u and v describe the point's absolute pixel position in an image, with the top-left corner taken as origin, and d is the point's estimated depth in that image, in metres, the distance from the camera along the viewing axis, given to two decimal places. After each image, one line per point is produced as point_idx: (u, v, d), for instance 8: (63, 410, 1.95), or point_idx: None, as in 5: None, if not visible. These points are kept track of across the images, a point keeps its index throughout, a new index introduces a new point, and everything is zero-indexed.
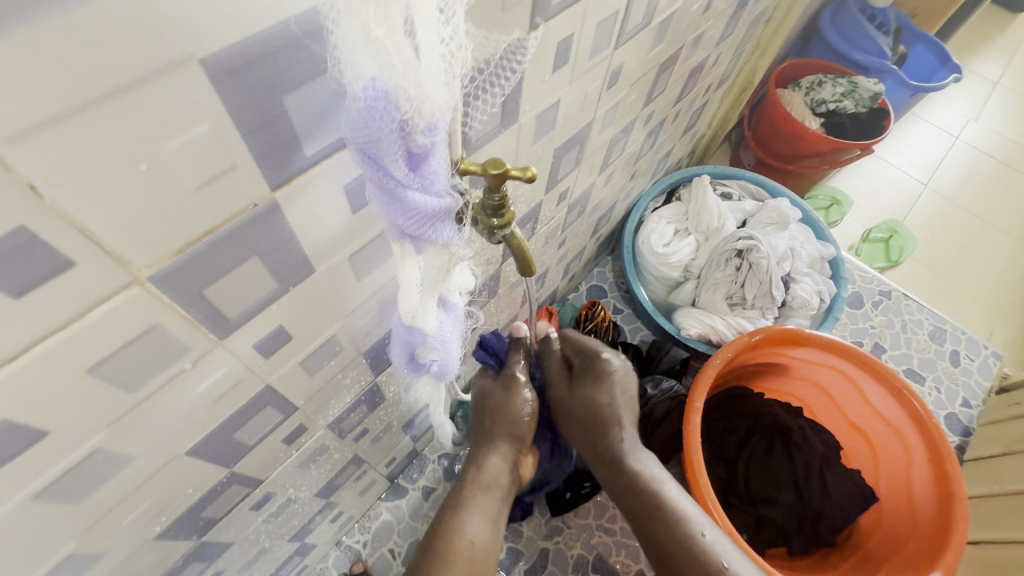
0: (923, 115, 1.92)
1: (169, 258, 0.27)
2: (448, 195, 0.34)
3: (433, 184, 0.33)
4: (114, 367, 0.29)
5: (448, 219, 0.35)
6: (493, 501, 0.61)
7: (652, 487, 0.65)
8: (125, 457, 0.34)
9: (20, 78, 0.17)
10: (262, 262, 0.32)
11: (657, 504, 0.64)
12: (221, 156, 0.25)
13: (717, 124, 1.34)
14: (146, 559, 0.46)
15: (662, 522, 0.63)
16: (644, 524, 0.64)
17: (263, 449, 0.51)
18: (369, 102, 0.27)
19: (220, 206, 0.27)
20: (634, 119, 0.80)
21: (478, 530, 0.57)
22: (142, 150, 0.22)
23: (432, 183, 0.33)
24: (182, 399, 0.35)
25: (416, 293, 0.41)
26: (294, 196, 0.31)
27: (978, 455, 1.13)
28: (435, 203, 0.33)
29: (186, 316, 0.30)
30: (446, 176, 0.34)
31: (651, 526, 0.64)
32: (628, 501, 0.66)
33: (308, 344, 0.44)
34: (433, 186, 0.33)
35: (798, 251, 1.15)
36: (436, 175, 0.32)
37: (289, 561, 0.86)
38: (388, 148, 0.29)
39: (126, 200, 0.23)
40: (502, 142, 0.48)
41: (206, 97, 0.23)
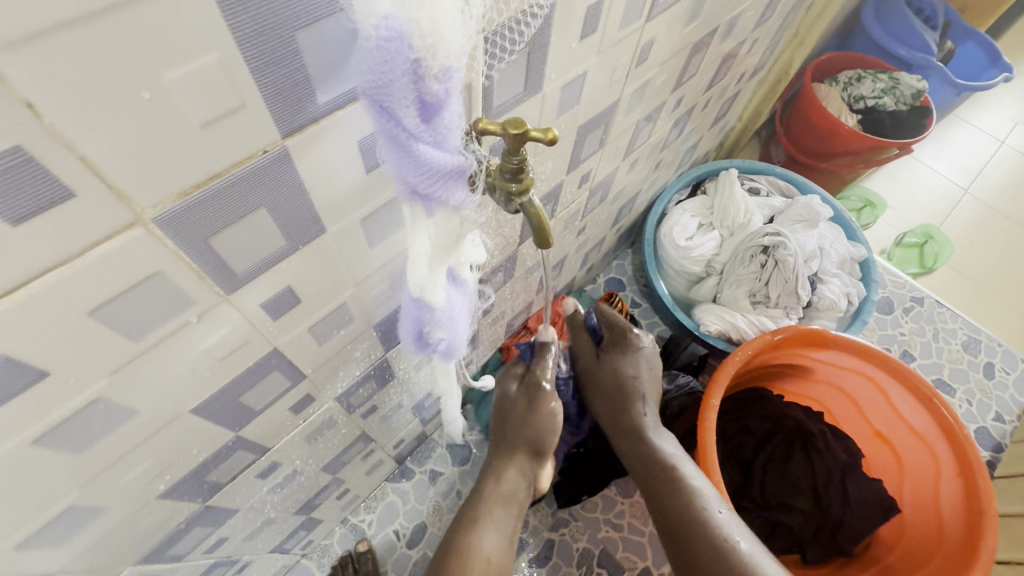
0: (966, 117, 1.84)
1: (174, 201, 0.26)
2: (462, 154, 0.33)
3: (447, 141, 0.31)
4: (116, 312, 0.28)
5: (461, 180, 0.33)
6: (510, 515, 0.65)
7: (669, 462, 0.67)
8: (127, 409, 0.34)
9: None
10: (271, 216, 0.32)
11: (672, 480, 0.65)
12: (228, 92, 0.24)
13: (748, 117, 1.30)
14: (149, 518, 0.46)
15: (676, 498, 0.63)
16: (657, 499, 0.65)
17: (269, 416, 0.50)
18: (380, 42, 0.25)
19: (227, 149, 0.26)
20: (662, 103, 0.77)
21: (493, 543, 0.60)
22: (145, 77, 0.21)
23: (446, 140, 0.31)
24: (185, 354, 0.34)
25: (424, 262, 0.40)
26: (305, 147, 0.30)
27: (1010, 472, 1.07)
28: (448, 161, 0.32)
29: (190, 265, 0.30)
30: (461, 134, 0.32)
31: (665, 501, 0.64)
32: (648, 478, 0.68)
33: (318, 310, 0.43)
34: (447, 143, 0.31)
35: (827, 251, 1.11)
36: (450, 130, 0.31)
37: (294, 535, 0.86)
38: (399, 94, 0.27)
39: (128, 130, 0.22)
40: (524, 111, 0.46)
41: (213, 24, 0.22)
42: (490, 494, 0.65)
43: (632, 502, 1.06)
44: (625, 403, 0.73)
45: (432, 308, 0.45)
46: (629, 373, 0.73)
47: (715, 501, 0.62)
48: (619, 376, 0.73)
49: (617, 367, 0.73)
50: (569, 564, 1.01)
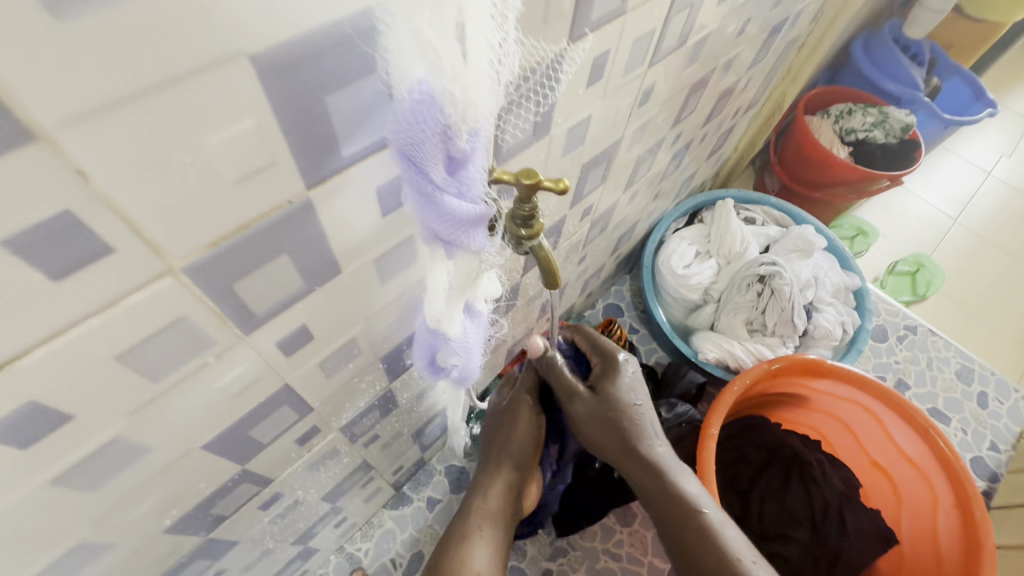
0: (954, 149, 1.89)
1: (205, 250, 0.27)
2: (483, 200, 0.34)
3: (470, 191, 0.32)
4: (141, 356, 0.29)
5: (482, 226, 0.34)
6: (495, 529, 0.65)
7: (693, 505, 0.63)
8: (143, 447, 0.34)
9: (87, 63, 0.18)
10: (292, 261, 0.33)
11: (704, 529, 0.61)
12: (261, 151, 0.25)
13: (743, 147, 1.33)
14: (153, 552, 0.46)
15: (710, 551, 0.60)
16: (688, 548, 0.61)
17: (276, 448, 0.50)
18: (415, 105, 0.27)
19: (256, 201, 0.27)
20: (661, 139, 0.80)
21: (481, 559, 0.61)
22: (188, 142, 0.22)
23: (468, 189, 0.32)
24: (202, 392, 0.35)
25: (442, 296, 0.42)
26: (327, 197, 0.31)
27: (1006, 502, 1.08)
28: (471, 209, 0.33)
29: (214, 309, 0.30)
30: (482, 182, 0.33)
31: (697, 550, 0.61)
32: (673, 524, 0.63)
33: (329, 345, 0.44)
34: (469, 192, 0.32)
35: (821, 280, 1.13)
36: (473, 179, 0.32)
37: (291, 564, 0.85)
38: (430, 150, 0.28)
39: (168, 190, 0.23)
40: (532, 153, 0.48)
41: (253, 93, 0.23)
42: (478, 511, 0.66)
43: (631, 530, 1.06)
44: (627, 438, 0.65)
45: (447, 337, 0.47)
46: (630, 399, 0.65)
47: (745, 550, 0.60)
48: (617, 404, 0.65)
49: (615, 395, 0.65)
50: None
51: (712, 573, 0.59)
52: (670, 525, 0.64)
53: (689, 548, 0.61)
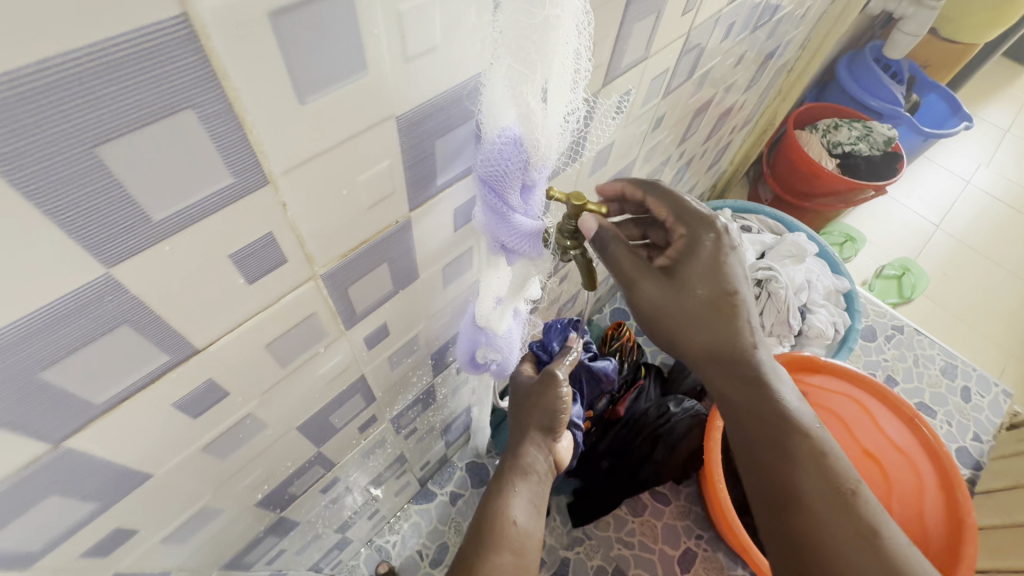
0: (934, 159, 2.00)
1: (337, 261, 0.34)
2: (538, 216, 0.42)
3: (531, 209, 0.40)
4: (280, 345, 0.36)
5: (540, 238, 0.42)
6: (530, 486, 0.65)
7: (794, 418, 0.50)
8: (262, 424, 0.41)
9: (310, 131, 0.25)
10: (389, 269, 0.40)
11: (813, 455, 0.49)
12: (387, 184, 0.33)
13: (738, 161, 1.42)
14: (243, 525, 0.53)
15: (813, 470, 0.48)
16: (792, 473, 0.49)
17: (343, 434, 0.57)
18: (502, 145, 0.34)
19: (377, 222, 0.35)
20: (668, 157, 0.88)
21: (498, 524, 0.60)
22: (347, 179, 0.30)
23: (530, 207, 0.40)
24: (309, 378, 0.42)
25: (492, 300, 0.50)
26: (421, 216, 0.39)
27: (989, 487, 1.16)
28: (531, 224, 0.40)
29: (332, 308, 0.38)
30: (540, 202, 0.41)
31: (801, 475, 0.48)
32: (773, 446, 0.50)
33: (397, 341, 0.51)
34: (531, 210, 0.40)
35: (814, 284, 1.21)
36: (534, 199, 0.40)
37: (330, 553, 0.91)
38: (511, 180, 0.36)
39: (328, 215, 0.31)
40: (567, 175, 0.56)
41: (393, 143, 0.31)
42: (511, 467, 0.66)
43: (642, 520, 1.13)
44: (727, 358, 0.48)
45: (494, 334, 0.54)
46: (727, 283, 0.45)
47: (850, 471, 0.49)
48: (707, 290, 0.46)
49: (697, 280, 0.45)
50: None
51: (819, 496, 0.47)
52: (770, 442, 0.50)
53: (793, 471, 0.49)
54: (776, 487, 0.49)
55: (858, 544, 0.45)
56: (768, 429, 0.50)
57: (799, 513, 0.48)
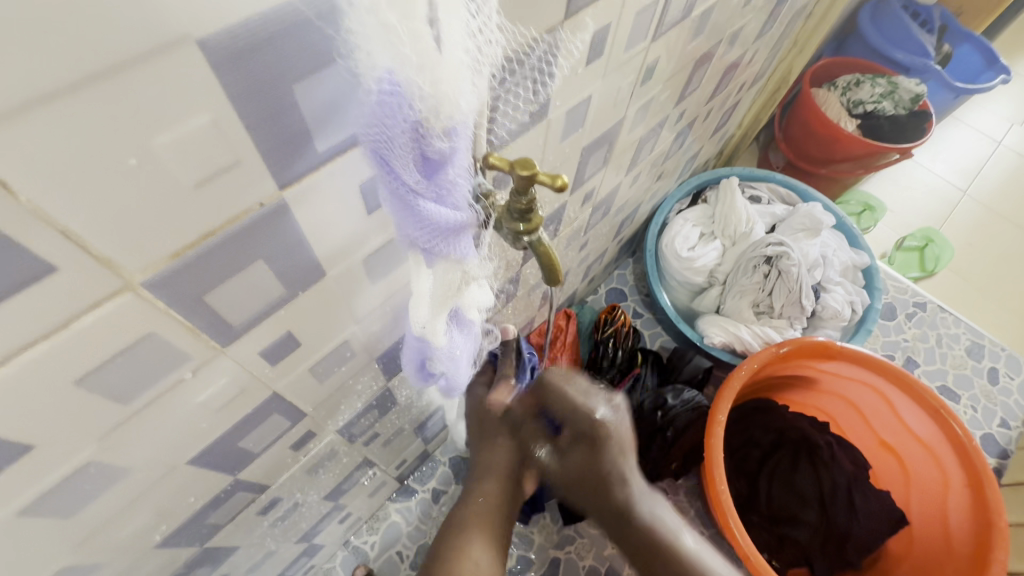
0: (963, 118, 1.84)
1: (166, 262, 0.24)
2: (466, 206, 0.32)
3: (451, 197, 0.30)
4: (106, 377, 0.26)
5: (457, 233, 0.32)
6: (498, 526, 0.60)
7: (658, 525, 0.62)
8: (121, 468, 0.33)
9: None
10: (267, 265, 0.30)
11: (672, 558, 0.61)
12: (222, 150, 0.22)
13: (748, 123, 1.29)
14: (148, 566, 0.45)
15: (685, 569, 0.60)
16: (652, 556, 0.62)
17: (269, 456, 0.48)
18: (382, 98, 0.24)
19: (222, 205, 0.24)
20: (665, 118, 0.76)
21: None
22: (132, 142, 0.19)
23: (450, 195, 0.30)
24: (181, 409, 0.33)
25: (427, 304, 0.37)
26: (304, 195, 0.28)
27: (1017, 479, 1.07)
28: (450, 215, 0.30)
29: (184, 323, 0.28)
30: (467, 186, 0.31)
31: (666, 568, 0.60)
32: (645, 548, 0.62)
33: (319, 351, 0.41)
34: (450, 197, 0.30)
35: (830, 259, 1.10)
36: (455, 183, 0.30)
37: (297, 561, 0.84)
38: (400, 151, 0.26)
39: (116, 199, 0.20)
40: (530, 139, 0.45)
41: (209, 86, 0.20)
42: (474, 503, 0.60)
43: None
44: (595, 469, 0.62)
45: (433, 346, 0.43)
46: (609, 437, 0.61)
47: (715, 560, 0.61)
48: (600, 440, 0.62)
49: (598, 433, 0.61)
50: None
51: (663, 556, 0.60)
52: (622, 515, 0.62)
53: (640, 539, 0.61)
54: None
55: None
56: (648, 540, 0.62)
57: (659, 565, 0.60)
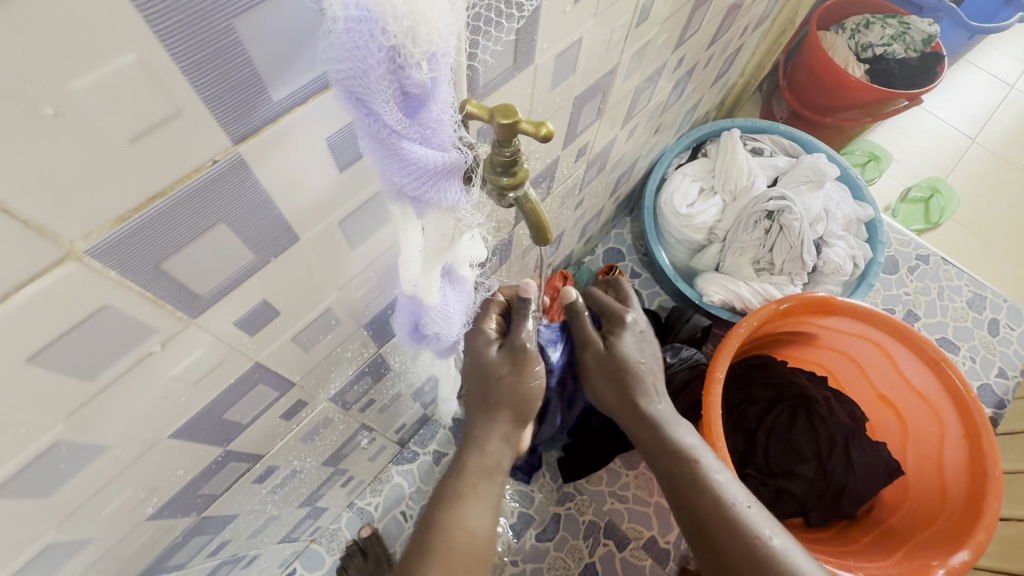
0: (975, 62, 1.76)
1: (111, 228, 0.22)
2: (455, 148, 0.30)
3: (436, 135, 0.28)
4: (62, 356, 0.25)
5: (451, 179, 0.30)
6: (493, 486, 0.55)
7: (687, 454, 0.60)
8: (96, 447, 0.32)
9: None
10: (231, 230, 0.28)
11: (717, 500, 0.56)
12: (156, 97, 0.20)
13: (751, 71, 1.23)
14: (144, 535, 0.45)
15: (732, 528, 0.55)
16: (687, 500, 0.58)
17: (260, 426, 0.47)
18: (353, 23, 0.22)
19: (167, 163, 0.22)
20: (663, 65, 0.71)
21: (464, 518, 0.52)
22: (41, 89, 0.17)
23: (435, 135, 0.28)
24: (153, 383, 0.31)
25: (417, 257, 0.37)
26: (264, 151, 0.26)
27: (1013, 428, 1.08)
28: (439, 157, 0.29)
29: (144, 293, 0.26)
30: (453, 125, 0.29)
31: (705, 508, 0.57)
32: (682, 484, 0.59)
33: (300, 320, 0.40)
34: (436, 137, 0.28)
35: (833, 213, 1.07)
36: (438, 123, 0.28)
37: (303, 523, 0.86)
38: (379, 87, 0.24)
39: (37, 156, 0.18)
40: (514, 87, 0.41)
41: (131, 21, 0.18)
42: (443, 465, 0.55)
43: (637, 473, 1.06)
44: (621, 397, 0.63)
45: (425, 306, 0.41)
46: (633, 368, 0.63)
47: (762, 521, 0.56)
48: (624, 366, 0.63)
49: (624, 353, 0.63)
50: (576, 537, 1.02)
51: (695, 491, 0.58)
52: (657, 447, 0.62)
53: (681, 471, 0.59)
54: (698, 519, 0.57)
55: (721, 521, 0.55)
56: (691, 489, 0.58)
57: (702, 492, 0.57)
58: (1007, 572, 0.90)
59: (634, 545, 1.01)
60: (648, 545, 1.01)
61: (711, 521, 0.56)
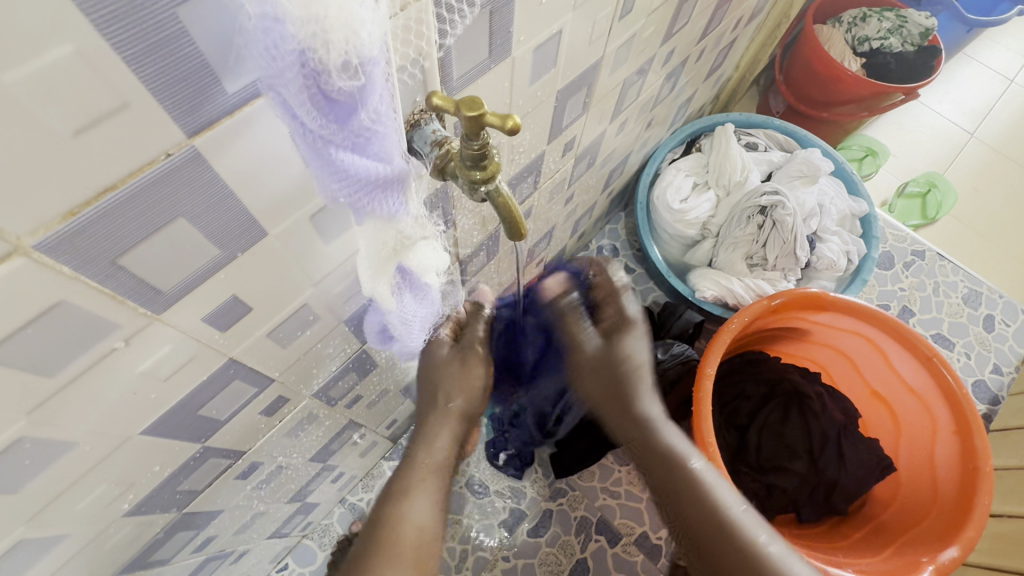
0: (975, 56, 1.75)
1: (62, 222, 0.22)
2: (392, 155, 0.29)
3: (368, 143, 0.27)
4: (18, 352, 0.25)
5: (380, 185, 0.30)
6: None
7: (681, 461, 0.60)
8: (62, 444, 0.31)
9: None
10: (193, 224, 0.27)
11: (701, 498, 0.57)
12: (99, 88, 0.20)
13: (746, 64, 1.22)
14: (123, 531, 0.45)
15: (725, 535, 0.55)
16: (681, 508, 0.59)
17: (239, 422, 0.47)
18: (265, 27, 0.21)
19: (118, 156, 0.22)
20: (652, 58, 0.71)
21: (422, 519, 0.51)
22: None
23: (369, 142, 0.27)
24: (120, 379, 0.31)
25: (367, 267, 0.36)
26: (223, 144, 0.25)
27: (1006, 425, 1.07)
28: (370, 166, 0.28)
29: (102, 289, 0.26)
30: (390, 131, 0.28)
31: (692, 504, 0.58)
32: (668, 480, 0.60)
33: (274, 316, 0.39)
34: (368, 145, 0.27)
35: (827, 208, 1.06)
36: (373, 130, 0.27)
37: (293, 518, 0.86)
38: (296, 93, 0.23)
39: None
40: (492, 81, 0.41)
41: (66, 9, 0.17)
42: (425, 461, 0.55)
43: (629, 469, 1.06)
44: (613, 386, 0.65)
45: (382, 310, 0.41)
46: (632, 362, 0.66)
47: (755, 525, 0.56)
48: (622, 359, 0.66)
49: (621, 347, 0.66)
50: (568, 532, 1.02)
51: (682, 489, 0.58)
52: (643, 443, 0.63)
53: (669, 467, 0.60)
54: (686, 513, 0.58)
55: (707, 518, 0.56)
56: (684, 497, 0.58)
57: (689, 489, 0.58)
58: (996, 567, 0.90)
59: (626, 541, 1.01)
60: (639, 541, 1.01)
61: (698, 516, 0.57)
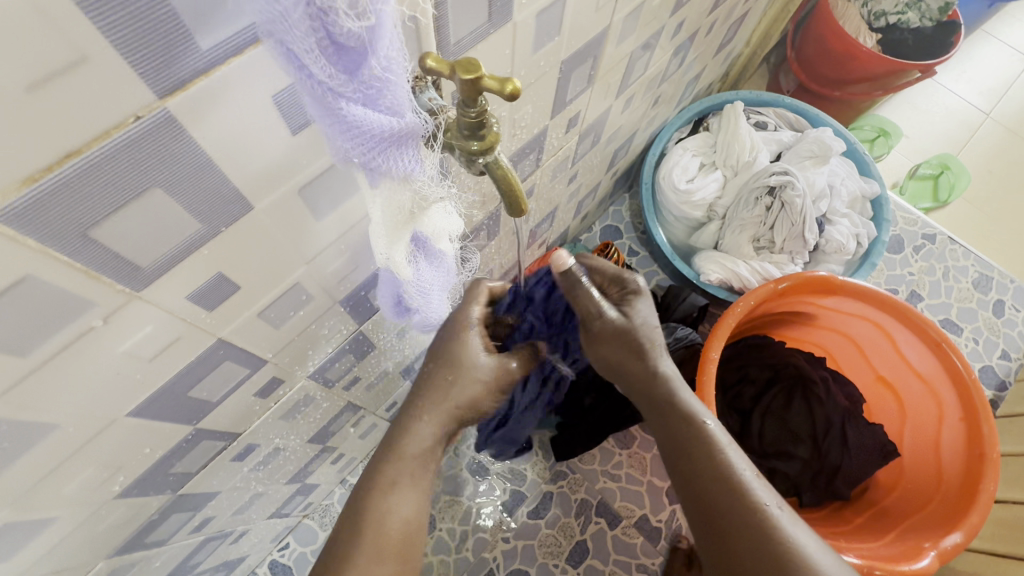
0: (995, 33, 1.69)
1: (19, 190, 0.20)
2: (407, 110, 0.28)
3: (380, 95, 0.26)
4: None
5: (395, 142, 0.29)
6: None
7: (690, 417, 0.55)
8: (41, 426, 0.30)
9: None
10: (171, 196, 0.26)
11: (719, 470, 0.52)
12: (58, 38, 0.18)
13: (757, 40, 1.18)
14: (116, 512, 0.44)
15: (737, 499, 0.51)
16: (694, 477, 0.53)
17: (233, 403, 0.46)
18: None
19: (82, 116, 0.20)
20: (660, 29, 0.68)
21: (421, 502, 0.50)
22: None
23: (381, 94, 0.26)
24: (101, 360, 0.30)
25: (384, 232, 0.34)
26: (198, 106, 0.24)
27: (1013, 411, 1.06)
28: (384, 121, 0.27)
29: (74, 264, 0.24)
30: (403, 83, 0.27)
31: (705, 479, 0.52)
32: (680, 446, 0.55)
33: (265, 294, 0.38)
34: (380, 98, 0.26)
35: (837, 189, 1.03)
36: (385, 79, 0.25)
37: (292, 499, 0.86)
38: (302, 37, 0.22)
39: None
40: (491, 47, 0.39)
41: None
42: None
43: (630, 453, 1.06)
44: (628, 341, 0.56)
45: (398, 279, 0.39)
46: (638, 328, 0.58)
47: (767, 494, 0.52)
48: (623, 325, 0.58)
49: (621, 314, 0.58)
50: (568, 515, 1.02)
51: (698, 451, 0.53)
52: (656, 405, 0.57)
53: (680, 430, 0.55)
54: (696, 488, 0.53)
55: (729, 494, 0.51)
56: (702, 468, 0.53)
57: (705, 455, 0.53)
58: (997, 554, 0.89)
59: (625, 523, 1.01)
60: (639, 524, 1.01)
61: (715, 484, 0.52)
